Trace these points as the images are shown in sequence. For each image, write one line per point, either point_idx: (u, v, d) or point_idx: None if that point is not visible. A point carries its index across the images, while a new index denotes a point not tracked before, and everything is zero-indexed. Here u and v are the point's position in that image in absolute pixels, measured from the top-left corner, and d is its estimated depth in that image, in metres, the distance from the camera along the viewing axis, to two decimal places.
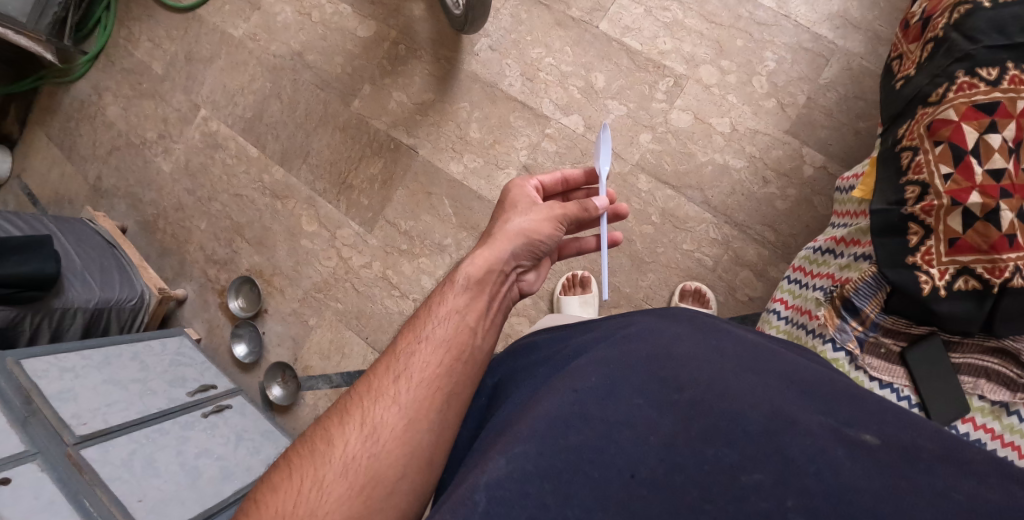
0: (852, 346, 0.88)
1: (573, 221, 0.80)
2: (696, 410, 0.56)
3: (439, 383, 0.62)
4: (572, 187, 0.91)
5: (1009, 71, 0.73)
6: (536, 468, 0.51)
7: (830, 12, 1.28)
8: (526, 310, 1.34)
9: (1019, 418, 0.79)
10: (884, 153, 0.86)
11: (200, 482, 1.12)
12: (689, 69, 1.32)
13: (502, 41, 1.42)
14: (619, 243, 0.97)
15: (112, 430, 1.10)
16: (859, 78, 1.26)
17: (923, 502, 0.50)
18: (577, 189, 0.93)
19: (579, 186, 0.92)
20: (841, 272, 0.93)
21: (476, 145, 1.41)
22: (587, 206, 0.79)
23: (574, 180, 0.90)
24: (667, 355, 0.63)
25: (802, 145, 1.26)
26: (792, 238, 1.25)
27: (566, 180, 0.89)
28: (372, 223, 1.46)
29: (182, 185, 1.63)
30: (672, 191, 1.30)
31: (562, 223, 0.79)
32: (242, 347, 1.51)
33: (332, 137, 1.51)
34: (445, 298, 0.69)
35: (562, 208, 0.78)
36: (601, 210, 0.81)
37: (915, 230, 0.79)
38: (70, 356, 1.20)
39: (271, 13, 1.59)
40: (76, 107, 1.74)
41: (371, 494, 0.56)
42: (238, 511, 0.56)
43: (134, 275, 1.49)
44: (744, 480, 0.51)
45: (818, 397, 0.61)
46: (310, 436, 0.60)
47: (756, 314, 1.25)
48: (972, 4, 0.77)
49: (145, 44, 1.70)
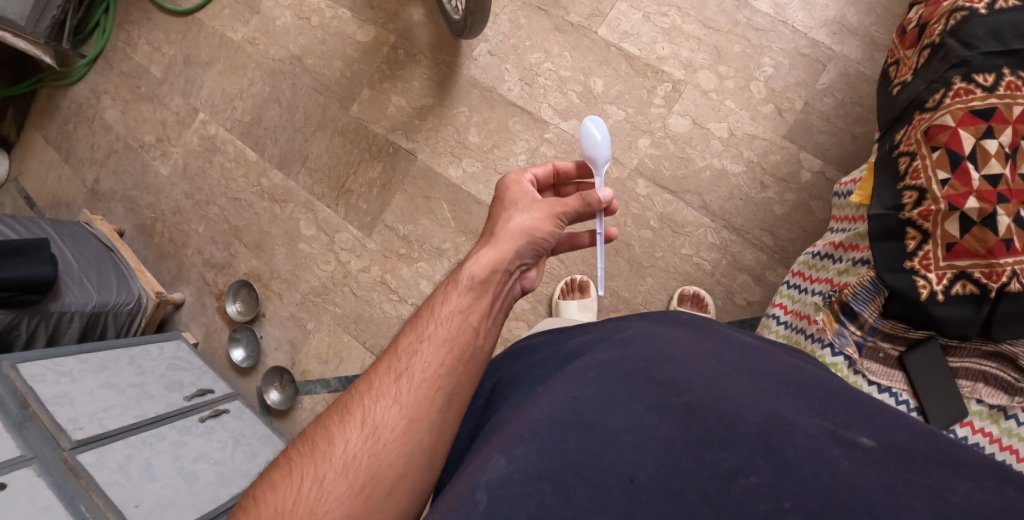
0: (851, 351, 0.88)
1: (573, 216, 0.80)
2: (696, 412, 0.56)
3: (440, 384, 0.62)
4: (563, 179, 0.91)
5: (1005, 77, 0.73)
6: (536, 469, 0.51)
7: (827, 18, 1.29)
8: (525, 314, 1.34)
9: (1017, 422, 0.80)
10: (881, 158, 0.86)
11: (197, 487, 1.11)
12: (688, 74, 1.33)
13: (501, 46, 1.42)
14: (615, 237, 0.97)
15: (109, 434, 1.10)
16: (857, 84, 1.26)
17: (923, 503, 0.50)
18: (569, 183, 0.93)
19: (570, 180, 0.92)
20: (840, 276, 0.93)
21: (475, 149, 1.41)
22: (589, 199, 0.79)
23: (565, 173, 0.89)
24: (667, 357, 0.63)
25: (800, 150, 1.27)
26: (791, 243, 1.25)
27: (558, 172, 0.89)
28: (371, 227, 1.46)
29: (180, 189, 1.62)
30: (670, 196, 1.31)
31: (563, 219, 0.79)
32: (240, 351, 1.51)
33: (332, 141, 1.51)
34: (447, 297, 0.69)
35: (563, 204, 0.78)
36: (604, 203, 0.81)
37: (913, 235, 0.79)
38: (67, 360, 1.20)
39: (271, 17, 1.59)
40: (74, 110, 1.74)
41: (371, 493, 0.55)
42: (236, 509, 0.56)
43: (132, 279, 1.49)
44: (742, 483, 0.51)
45: (817, 401, 0.61)
46: (310, 435, 0.60)
47: (755, 318, 1.25)
48: (969, 10, 0.77)
49: (143, 47, 1.70)
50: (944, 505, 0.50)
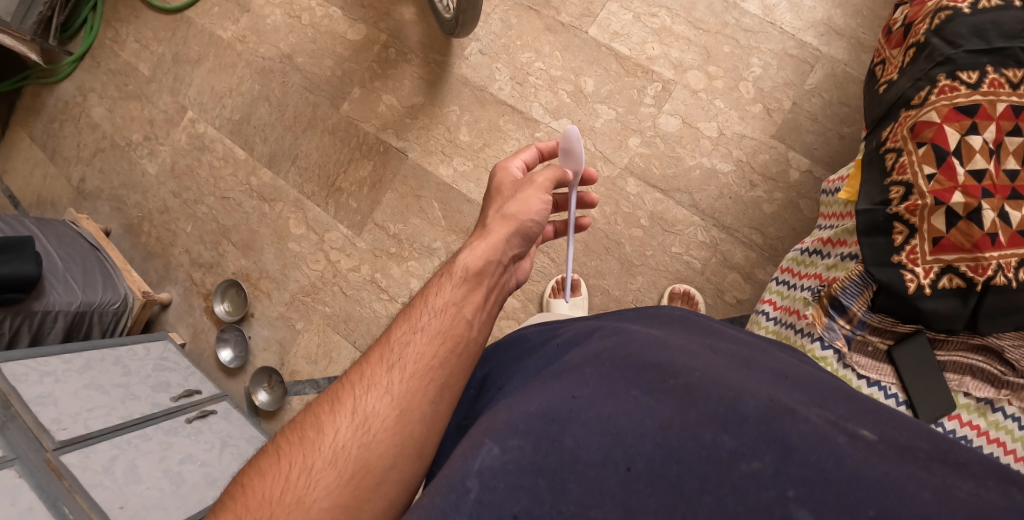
0: (840, 345, 0.88)
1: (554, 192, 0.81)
2: (693, 395, 0.56)
3: (432, 375, 0.62)
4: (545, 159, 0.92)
5: (988, 75, 0.75)
6: (531, 462, 0.51)
7: (814, 20, 1.30)
8: (516, 313, 1.35)
9: (1003, 415, 0.81)
10: (868, 156, 0.87)
11: (184, 489, 1.09)
12: (677, 74, 1.34)
13: (491, 45, 1.43)
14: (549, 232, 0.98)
15: (92, 436, 1.08)
16: (843, 85, 1.28)
17: (930, 493, 0.50)
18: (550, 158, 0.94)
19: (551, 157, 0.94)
20: (828, 271, 0.94)
21: (465, 148, 1.41)
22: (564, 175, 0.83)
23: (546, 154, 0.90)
24: (663, 348, 0.63)
25: (788, 149, 1.28)
26: (779, 241, 1.26)
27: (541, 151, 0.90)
28: (361, 226, 1.45)
29: (168, 188, 1.61)
30: (660, 194, 1.31)
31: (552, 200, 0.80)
32: (228, 352, 1.50)
33: (321, 140, 1.50)
34: (442, 288, 0.69)
35: (547, 182, 0.80)
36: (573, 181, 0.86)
37: (900, 230, 0.80)
38: (51, 360, 1.18)
39: (260, 15, 1.58)
40: (60, 108, 1.72)
41: (361, 483, 0.55)
42: (222, 498, 0.55)
43: (117, 279, 1.46)
44: (744, 468, 0.50)
45: (813, 396, 0.61)
46: (298, 423, 0.59)
47: (745, 316, 1.26)
48: (953, 10, 0.78)
49: (131, 45, 1.68)
50: (951, 500, 0.50)
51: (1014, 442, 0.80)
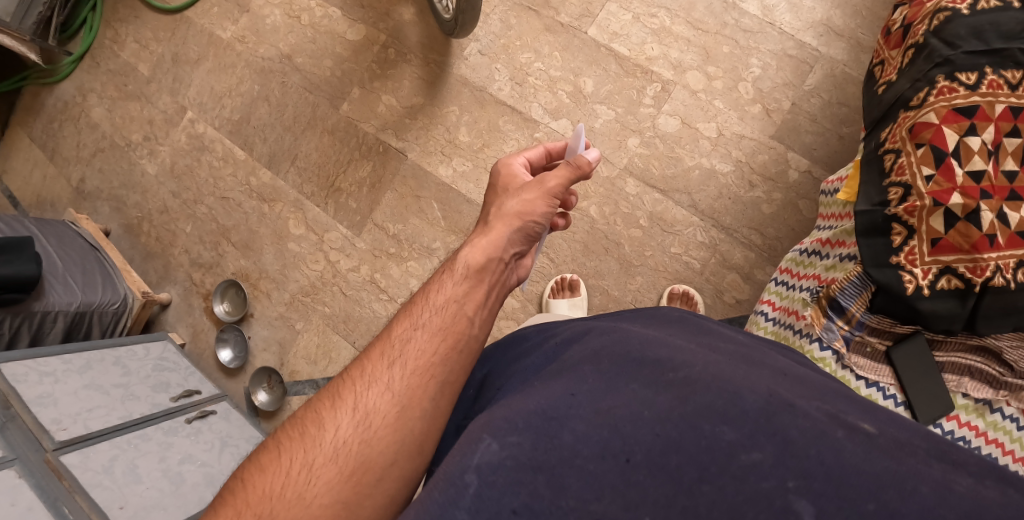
0: (838, 345, 0.88)
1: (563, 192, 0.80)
2: (693, 388, 0.56)
3: (433, 372, 0.62)
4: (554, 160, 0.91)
5: (987, 76, 0.75)
6: (530, 458, 0.51)
7: (813, 20, 1.31)
8: (515, 313, 1.35)
9: (1002, 416, 0.81)
10: (867, 157, 0.87)
11: (184, 489, 1.09)
12: (677, 74, 1.34)
13: (491, 46, 1.43)
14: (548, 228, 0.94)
15: (91, 436, 1.08)
16: (843, 85, 1.28)
17: (929, 489, 0.50)
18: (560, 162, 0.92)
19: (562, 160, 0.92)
20: (827, 272, 0.94)
21: (465, 148, 1.41)
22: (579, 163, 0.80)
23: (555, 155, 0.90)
24: (663, 345, 0.63)
25: (787, 149, 1.28)
26: (778, 242, 1.26)
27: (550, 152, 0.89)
28: (361, 226, 1.45)
29: (167, 188, 1.61)
30: (660, 194, 1.31)
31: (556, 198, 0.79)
32: (228, 352, 1.50)
33: (321, 140, 1.50)
34: (443, 285, 0.69)
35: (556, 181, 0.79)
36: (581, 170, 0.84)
37: (898, 231, 0.80)
38: (51, 360, 1.18)
39: (260, 15, 1.58)
40: (59, 108, 1.72)
41: (361, 479, 0.55)
42: (223, 493, 0.55)
43: (117, 279, 1.46)
44: (743, 458, 0.50)
45: (812, 391, 0.61)
46: (299, 419, 0.59)
47: (744, 316, 1.26)
48: (951, 11, 0.78)
49: (131, 45, 1.68)
50: (950, 496, 0.50)
51: (1012, 442, 0.80)
